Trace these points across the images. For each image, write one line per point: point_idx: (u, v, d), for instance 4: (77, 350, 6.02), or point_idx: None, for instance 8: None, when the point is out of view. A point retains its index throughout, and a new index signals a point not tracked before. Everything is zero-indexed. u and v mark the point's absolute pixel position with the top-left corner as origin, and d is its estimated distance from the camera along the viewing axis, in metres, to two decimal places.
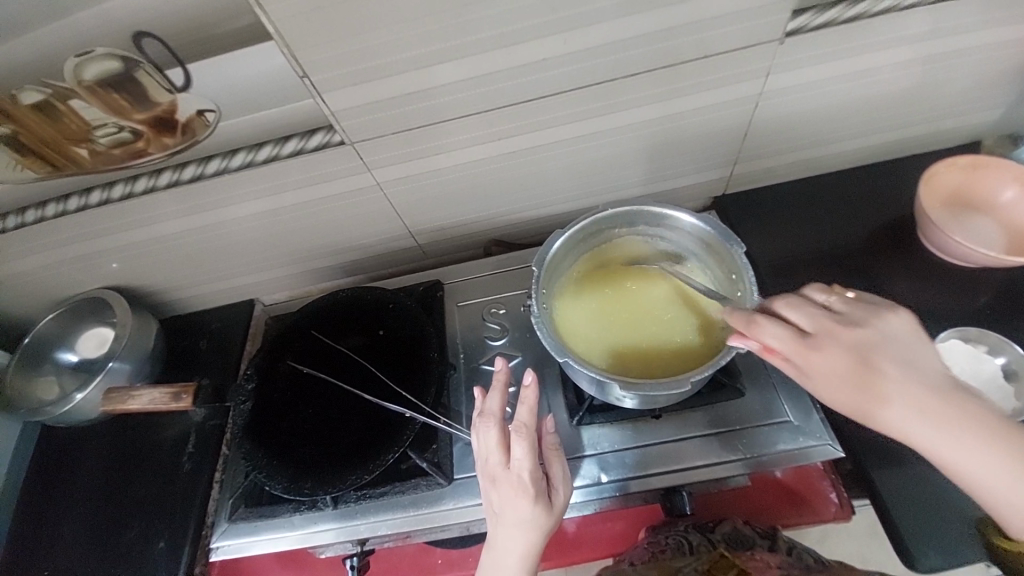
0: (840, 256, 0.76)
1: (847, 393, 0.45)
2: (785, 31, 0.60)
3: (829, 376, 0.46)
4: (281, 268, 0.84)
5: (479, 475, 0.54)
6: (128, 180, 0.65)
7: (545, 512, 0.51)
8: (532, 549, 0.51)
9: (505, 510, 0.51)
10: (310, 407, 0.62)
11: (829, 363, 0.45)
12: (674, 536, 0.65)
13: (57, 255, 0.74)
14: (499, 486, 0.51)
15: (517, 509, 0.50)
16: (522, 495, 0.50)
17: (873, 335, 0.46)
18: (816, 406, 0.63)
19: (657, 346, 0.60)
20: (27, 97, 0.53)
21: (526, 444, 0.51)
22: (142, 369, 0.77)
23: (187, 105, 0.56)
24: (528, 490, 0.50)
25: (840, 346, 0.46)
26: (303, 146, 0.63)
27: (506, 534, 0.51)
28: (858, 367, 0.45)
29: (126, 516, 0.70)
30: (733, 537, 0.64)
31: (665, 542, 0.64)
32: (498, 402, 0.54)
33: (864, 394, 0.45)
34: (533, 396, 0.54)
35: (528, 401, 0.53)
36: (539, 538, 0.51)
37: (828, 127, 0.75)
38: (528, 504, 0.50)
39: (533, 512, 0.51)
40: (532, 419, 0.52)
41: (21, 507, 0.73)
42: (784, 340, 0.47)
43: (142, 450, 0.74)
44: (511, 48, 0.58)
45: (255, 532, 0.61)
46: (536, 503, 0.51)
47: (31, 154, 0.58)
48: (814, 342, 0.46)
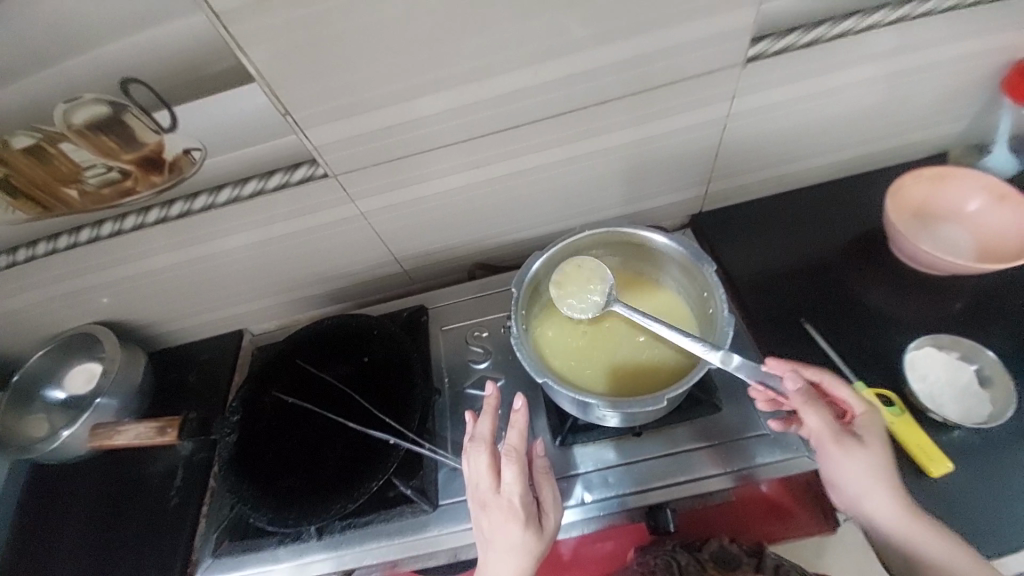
0: (816, 269, 0.78)
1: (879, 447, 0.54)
2: (745, 57, 0.63)
3: (867, 421, 0.55)
4: (270, 298, 0.85)
5: (469, 500, 0.54)
6: (117, 218, 0.66)
7: (535, 538, 0.51)
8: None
9: (495, 536, 0.51)
10: (296, 436, 0.62)
11: (873, 409, 0.56)
12: (662, 556, 0.66)
13: (47, 293, 0.75)
14: (489, 511, 0.52)
15: (507, 535, 0.51)
16: (512, 520, 0.50)
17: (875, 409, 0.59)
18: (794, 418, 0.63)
19: (635, 366, 0.61)
20: (19, 142, 0.56)
21: (516, 469, 0.51)
22: (129, 404, 0.77)
23: (174, 145, 0.58)
24: (518, 515, 0.51)
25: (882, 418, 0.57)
26: (288, 180, 0.65)
27: (497, 561, 0.51)
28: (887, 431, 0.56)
29: (111, 555, 0.69)
30: (721, 556, 0.65)
31: (655, 562, 0.65)
32: (488, 426, 0.54)
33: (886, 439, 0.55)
34: (522, 419, 0.54)
35: (517, 424, 0.53)
36: (530, 565, 0.51)
37: (797, 145, 0.77)
38: (518, 530, 0.50)
39: (524, 537, 0.51)
40: (521, 443, 0.52)
41: (4, 549, 0.72)
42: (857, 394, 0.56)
43: (129, 486, 0.74)
44: (484, 81, 0.61)
45: (240, 565, 0.60)
46: (527, 528, 0.51)
47: (22, 196, 0.60)
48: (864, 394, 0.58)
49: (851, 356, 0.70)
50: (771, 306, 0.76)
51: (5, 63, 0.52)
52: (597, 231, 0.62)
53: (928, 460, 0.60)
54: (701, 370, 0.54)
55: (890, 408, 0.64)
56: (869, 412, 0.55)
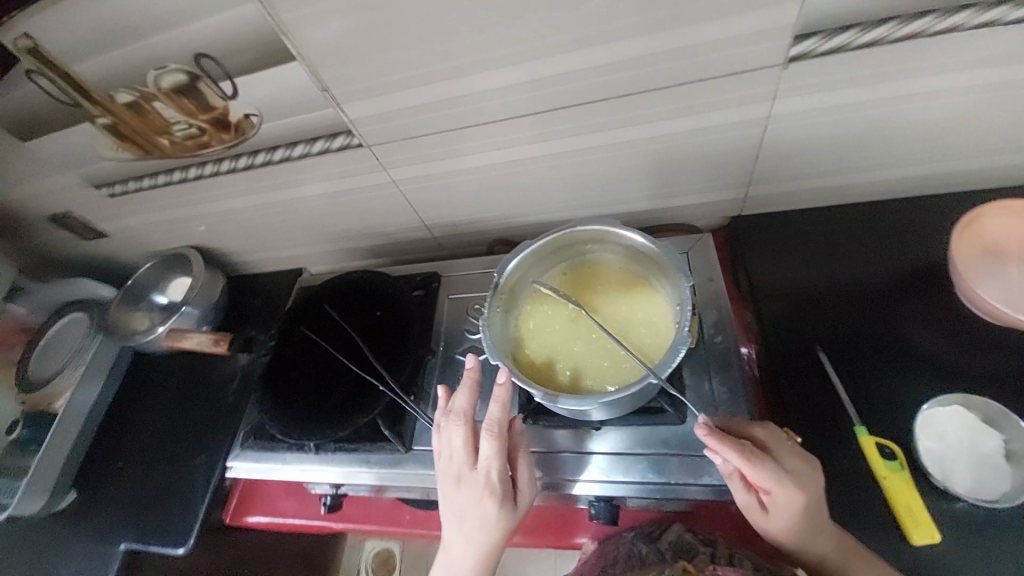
0: (849, 295, 0.71)
1: (783, 526, 0.53)
2: (787, 56, 0.57)
3: (778, 503, 0.53)
4: (321, 244, 0.98)
5: (443, 476, 0.57)
6: (200, 165, 0.80)
7: (508, 516, 0.54)
8: (493, 552, 0.53)
9: (469, 509, 0.54)
10: (311, 367, 0.74)
11: (789, 498, 0.52)
12: (624, 548, 0.69)
13: (154, 218, 0.93)
14: (465, 485, 0.55)
15: (482, 509, 0.53)
16: (489, 494, 0.53)
17: (816, 485, 0.53)
18: None
19: (595, 361, 0.60)
20: (121, 97, 0.68)
21: (496, 444, 0.55)
22: (207, 314, 0.95)
23: (237, 110, 0.68)
24: (493, 490, 0.54)
25: (810, 501, 0.52)
26: (329, 147, 0.74)
27: (468, 536, 0.53)
28: (805, 517, 0.52)
29: (187, 429, 0.91)
30: (679, 545, 0.66)
31: (615, 554, 0.69)
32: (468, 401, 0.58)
33: (800, 522, 0.52)
34: (505, 394, 0.57)
35: (499, 399, 0.56)
36: (500, 541, 0.54)
37: (854, 156, 0.69)
38: (494, 504, 0.53)
39: (496, 514, 0.53)
40: (502, 418, 0.56)
41: (120, 406, 0.96)
42: (775, 484, 0.52)
43: (205, 381, 0.96)
44: (500, 70, 0.62)
45: (257, 460, 0.74)
46: (500, 504, 0.54)
47: (128, 141, 0.74)
48: (789, 482, 0.52)
49: (859, 396, 0.64)
50: (783, 327, 0.72)
51: (100, 37, 0.62)
52: (586, 228, 0.64)
53: (913, 526, 0.55)
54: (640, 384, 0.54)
55: (890, 461, 0.59)
56: (783, 498, 0.52)
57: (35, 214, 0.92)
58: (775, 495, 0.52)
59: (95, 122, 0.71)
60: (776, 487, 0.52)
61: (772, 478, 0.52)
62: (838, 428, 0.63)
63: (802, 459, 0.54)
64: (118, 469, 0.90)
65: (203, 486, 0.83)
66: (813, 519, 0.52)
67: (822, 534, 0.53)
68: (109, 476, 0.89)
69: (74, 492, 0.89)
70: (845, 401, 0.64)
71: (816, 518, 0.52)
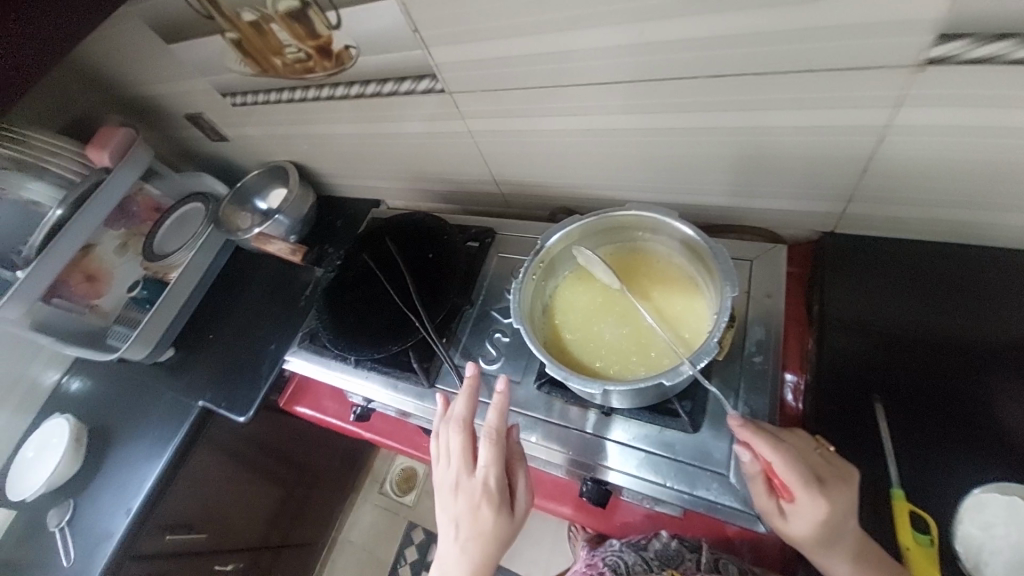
0: (933, 347, 0.62)
1: (802, 535, 0.49)
2: (926, 57, 0.47)
3: (800, 512, 0.48)
4: (399, 179, 1.04)
5: (441, 482, 0.58)
6: (304, 88, 0.87)
7: (504, 524, 0.54)
8: (487, 561, 0.54)
9: (465, 518, 0.54)
10: (364, 291, 0.81)
11: (812, 508, 0.47)
12: (612, 557, 0.70)
13: (264, 131, 1.04)
14: (462, 493, 0.56)
15: (478, 518, 0.54)
16: (485, 502, 0.54)
17: (850, 501, 0.48)
18: None
19: (616, 345, 0.60)
20: (246, 16, 0.74)
21: (494, 451, 0.56)
22: (295, 226, 1.06)
23: (339, 41, 0.73)
24: (490, 498, 0.54)
25: (839, 516, 0.47)
26: (415, 88, 0.76)
27: (464, 545, 0.54)
28: (829, 531, 0.47)
29: (264, 320, 1.05)
30: (666, 556, 0.66)
31: (603, 562, 0.70)
32: (468, 406, 0.59)
33: (824, 535, 0.48)
34: (503, 403, 0.57)
35: (498, 408, 0.57)
36: (495, 550, 0.54)
37: (990, 189, 0.57)
38: (490, 512, 0.54)
39: (493, 522, 0.54)
40: (500, 426, 0.57)
41: (221, 288, 1.15)
42: (800, 489, 0.47)
43: (285, 282, 1.09)
44: (586, 30, 0.59)
45: (306, 360, 0.84)
46: (497, 513, 0.54)
47: (249, 58, 0.82)
48: (817, 490, 0.47)
49: (906, 456, 0.58)
50: (840, 363, 0.65)
51: None
52: (638, 211, 0.61)
53: None
54: (651, 380, 0.53)
55: (921, 534, 0.54)
56: (807, 507, 0.47)
57: (176, 112, 1.06)
58: (798, 502, 0.48)
59: (224, 36, 0.79)
60: (800, 493, 0.47)
61: (797, 483, 0.47)
62: (874, 483, 0.58)
63: (837, 471, 0.49)
64: (210, 339, 1.08)
65: (268, 370, 0.98)
66: (838, 535, 0.47)
67: (847, 553, 0.48)
68: (202, 343, 1.08)
69: (171, 350, 1.08)
70: (888, 457, 0.58)
71: (842, 534, 0.48)
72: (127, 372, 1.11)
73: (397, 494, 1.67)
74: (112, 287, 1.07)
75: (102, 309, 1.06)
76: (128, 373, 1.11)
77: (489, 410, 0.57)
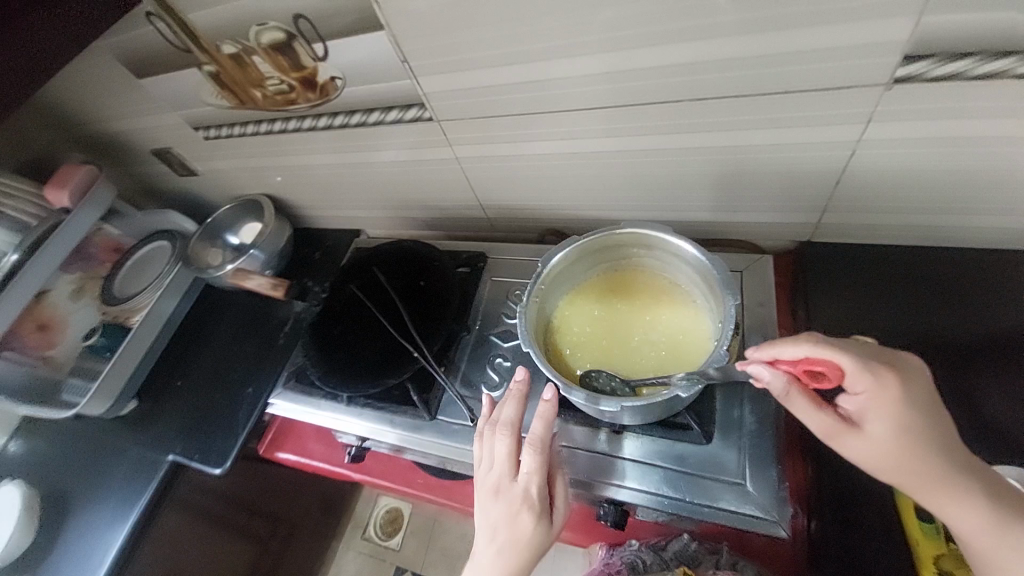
0: (917, 344, 0.66)
1: (889, 438, 0.45)
2: (892, 77, 0.52)
3: (870, 401, 0.45)
4: (382, 209, 1.03)
5: (482, 483, 0.57)
6: (284, 120, 0.85)
7: (544, 533, 0.53)
8: (521, 572, 0.53)
9: (505, 521, 0.54)
10: (352, 323, 0.78)
11: (881, 389, 0.45)
12: (628, 557, 0.69)
13: (239, 164, 1.01)
14: (504, 496, 0.55)
15: (519, 523, 0.53)
16: (526, 509, 0.54)
17: (920, 376, 0.46)
18: (784, 483, 0.57)
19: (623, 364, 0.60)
20: (226, 49, 0.72)
21: (539, 457, 0.56)
22: (271, 262, 1.03)
23: (324, 72, 0.73)
24: (532, 504, 0.54)
25: (910, 390, 0.45)
26: (402, 117, 0.77)
27: (500, 552, 0.53)
28: (905, 414, 0.44)
29: (237, 362, 0.99)
30: (684, 555, 0.66)
31: (619, 563, 0.69)
32: (516, 413, 0.60)
33: (905, 421, 0.44)
34: (549, 412, 0.58)
35: (545, 415, 0.58)
36: (529, 562, 0.53)
37: (948, 196, 0.63)
38: (530, 519, 0.53)
39: (534, 530, 0.53)
40: (546, 433, 0.57)
41: (188, 330, 1.08)
42: (855, 374, 0.45)
43: (261, 320, 1.04)
44: (576, 58, 0.61)
45: (290, 400, 0.79)
46: (538, 522, 0.54)
47: (226, 89, 0.80)
48: (878, 371, 0.45)
49: None
50: None
51: None
52: (636, 232, 0.61)
53: None
54: (663, 396, 0.53)
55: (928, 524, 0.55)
56: (876, 390, 0.45)
57: (141, 147, 1.02)
58: (863, 388, 0.45)
59: (201, 69, 0.77)
60: (862, 377, 0.45)
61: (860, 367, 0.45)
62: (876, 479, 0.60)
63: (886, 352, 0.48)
64: (179, 386, 1.00)
65: (246, 415, 0.91)
66: (920, 416, 0.45)
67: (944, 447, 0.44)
68: (172, 390, 1.00)
69: (134, 402, 0.99)
70: None
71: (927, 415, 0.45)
72: (82, 426, 1.01)
73: (382, 538, 1.57)
74: (67, 335, 0.99)
75: (56, 360, 0.97)
76: (84, 429, 1.01)
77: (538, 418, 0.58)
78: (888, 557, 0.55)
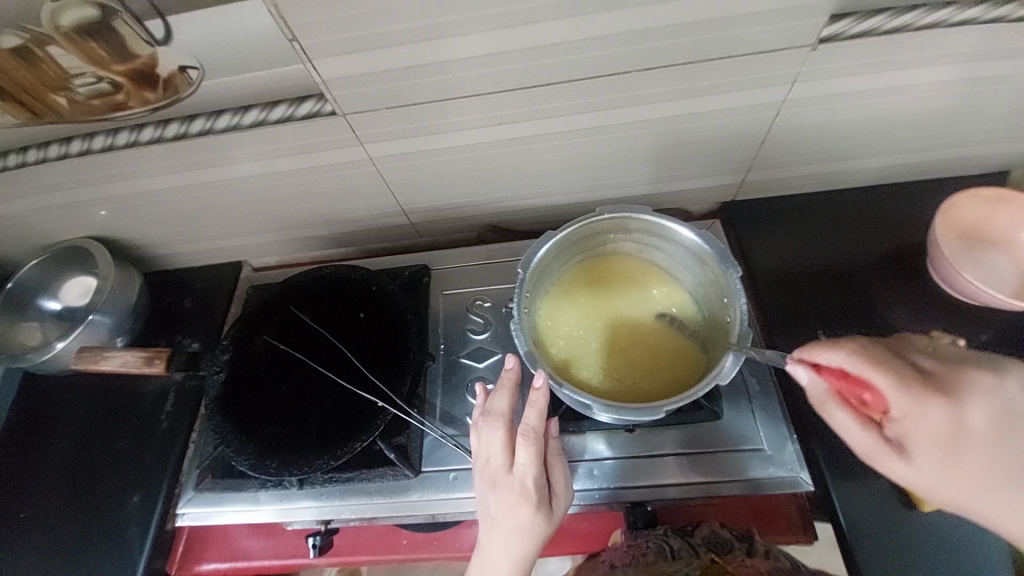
0: (842, 278, 0.74)
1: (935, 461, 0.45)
2: (819, 36, 0.55)
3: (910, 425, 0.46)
4: (273, 232, 0.83)
5: (477, 477, 0.52)
6: (110, 132, 0.62)
7: (545, 521, 0.49)
8: (525, 560, 0.50)
9: (503, 514, 0.49)
10: (283, 383, 0.62)
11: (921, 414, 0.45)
12: (655, 539, 0.60)
13: (42, 200, 0.73)
14: (499, 490, 0.50)
15: (518, 516, 0.49)
16: (523, 503, 0.49)
17: (969, 401, 0.46)
18: (793, 437, 0.61)
19: (639, 366, 0.57)
20: (3, 40, 0.50)
21: (534, 450, 0.49)
22: (124, 324, 0.77)
23: (169, 60, 0.53)
24: (530, 496, 0.49)
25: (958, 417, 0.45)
26: (293, 113, 0.60)
27: (500, 545, 0.50)
28: (950, 434, 0.45)
29: (103, 467, 0.73)
30: (713, 541, 0.60)
31: (647, 545, 0.59)
32: (508, 402, 0.52)
33: (945, 443, 0.45)
34: (543, 400, 0.51)
35: (538, 404, 0.50)
36: (533, 550, 0.50)
37: (846, 143, 0.71)
38: (527, 511, 0.49)
39: (535, 520, 0.49)
40: (540, 422, 0.50)
41: (5, 443, 0.76)
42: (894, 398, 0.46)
43: (123, 404, 0.77)
44: (518, 28, 0.52)
45: (221, 502, 0.63)
46: (538, 511, 0.49)
47: (9, 98, 0.56)
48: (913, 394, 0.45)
49: None
50: (785, 313, 0.72)
51: None
52: (618, 214, 0.59)
53: (925, 494, 0.57)
54: (708, 385, 0.51)
55: None
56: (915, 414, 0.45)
57: None
58: (902, 408, 0.46)
59: None
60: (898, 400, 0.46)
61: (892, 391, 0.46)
62: None
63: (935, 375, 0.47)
64: (16, 524, 0.71)
65: (139, 534, 0.68)
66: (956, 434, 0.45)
67: (981, 469, 0.45)
68: (2, 536, 0.70)
69: None
70: None
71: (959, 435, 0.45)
72: None
73: None
74: None
75: None
76: None
77: (530, 407, 0.51)
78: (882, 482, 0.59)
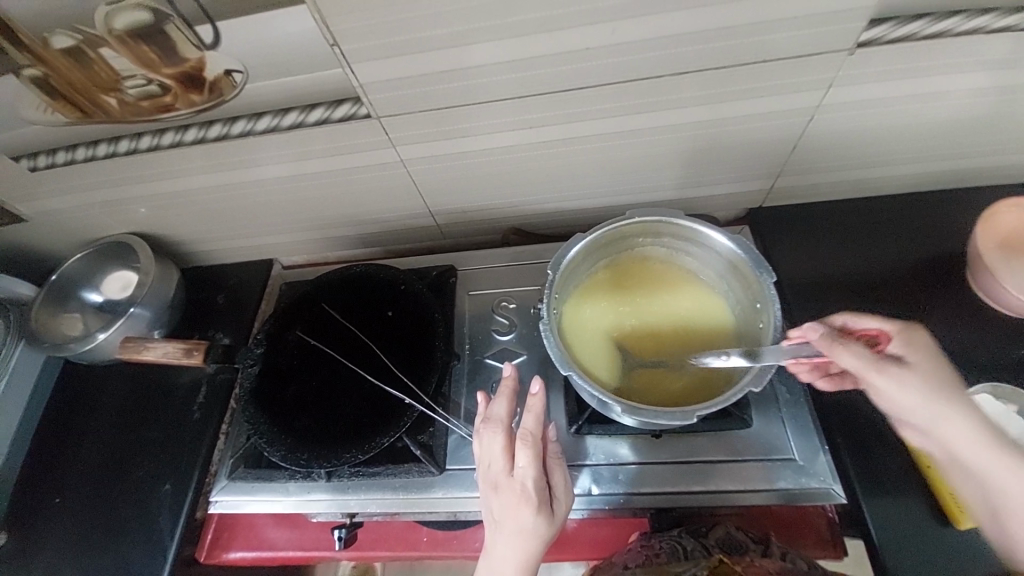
0: (875, 286, 0.72)
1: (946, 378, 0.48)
2: (857, 41, 0.54)
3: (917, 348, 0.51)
4: (304, 232, 0.85)
5: (479, 480, 0.53)
6: (155, 132, 0.65)
7: (547, 523, 0.50)
8: (532, 559, 0.50)
9: (505, 517, 0.50)
10: (315, 377, 0.65)
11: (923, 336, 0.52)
12: (667, 541, 0.58)
13: (89, 197, 0.76)
14: (500, 494, 0.50)
15: (519, 518, 0.49)
16: (523, 505, 0.49)
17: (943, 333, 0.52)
18: (825, 446, 0.60)
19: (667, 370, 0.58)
20: (60, 42, 0.53)
21: (532, 452, 0.50)
22: (160, 317, 0.80)
23: (216, 63, 0.56)
24: (530, 499, 0.49)
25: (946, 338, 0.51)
26: (330, 116, 0.62)
27: (504, 545, 0.50)
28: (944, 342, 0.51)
29: (137, 456, 0.75)
30: (727, 543, 0.57)
31: (659, 546, 0.58)
32: (507, 409, 0.54)
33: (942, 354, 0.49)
34: (540, 404, 0.53)
35: (534, 408, 0.52)
36: (539, 550, 0.50)
37: (880, 149, 0.70)
38: (529, 513, 0.49)
39: (536, 522, 0.49)
40: (537, 425, 0.52)
41: (47, 429, 0.80)
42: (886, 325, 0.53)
43: (158, 394, 0.80)
44: (552, 34, 0.53)
45: (252, 491, 0.65)
46: (539, 513, 0.50)
47: (61, 98, 0.59)
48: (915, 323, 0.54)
49: None
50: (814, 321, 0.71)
51: None
52: (649, 218, 0.60)
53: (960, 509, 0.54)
54: (741, 391, 0.51)
55: None
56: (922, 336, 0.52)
57: None
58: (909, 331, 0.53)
59: (20, 74, 0.56)
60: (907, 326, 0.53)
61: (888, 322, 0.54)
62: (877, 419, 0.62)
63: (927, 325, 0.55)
64: (55, 508, 0.73)
65: (170, 521, 0.70)
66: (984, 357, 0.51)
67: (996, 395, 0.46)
68: (43, 519, 0.73)
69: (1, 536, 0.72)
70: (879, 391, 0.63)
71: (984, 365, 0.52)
72: None
73: None
74: None
75: None
76: None
77: (527, 412, 0.52)
78: (914, 498, 0.58)
